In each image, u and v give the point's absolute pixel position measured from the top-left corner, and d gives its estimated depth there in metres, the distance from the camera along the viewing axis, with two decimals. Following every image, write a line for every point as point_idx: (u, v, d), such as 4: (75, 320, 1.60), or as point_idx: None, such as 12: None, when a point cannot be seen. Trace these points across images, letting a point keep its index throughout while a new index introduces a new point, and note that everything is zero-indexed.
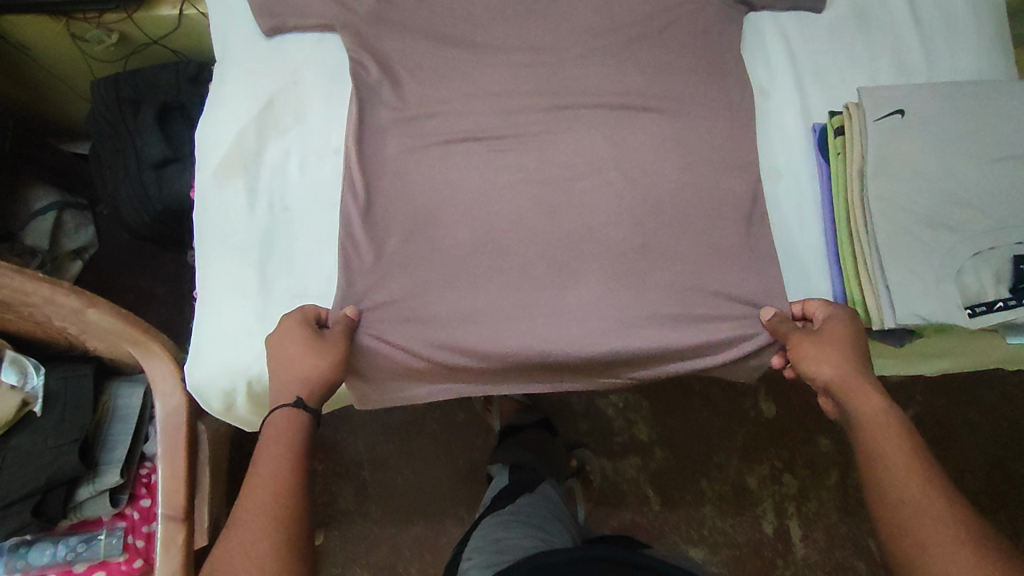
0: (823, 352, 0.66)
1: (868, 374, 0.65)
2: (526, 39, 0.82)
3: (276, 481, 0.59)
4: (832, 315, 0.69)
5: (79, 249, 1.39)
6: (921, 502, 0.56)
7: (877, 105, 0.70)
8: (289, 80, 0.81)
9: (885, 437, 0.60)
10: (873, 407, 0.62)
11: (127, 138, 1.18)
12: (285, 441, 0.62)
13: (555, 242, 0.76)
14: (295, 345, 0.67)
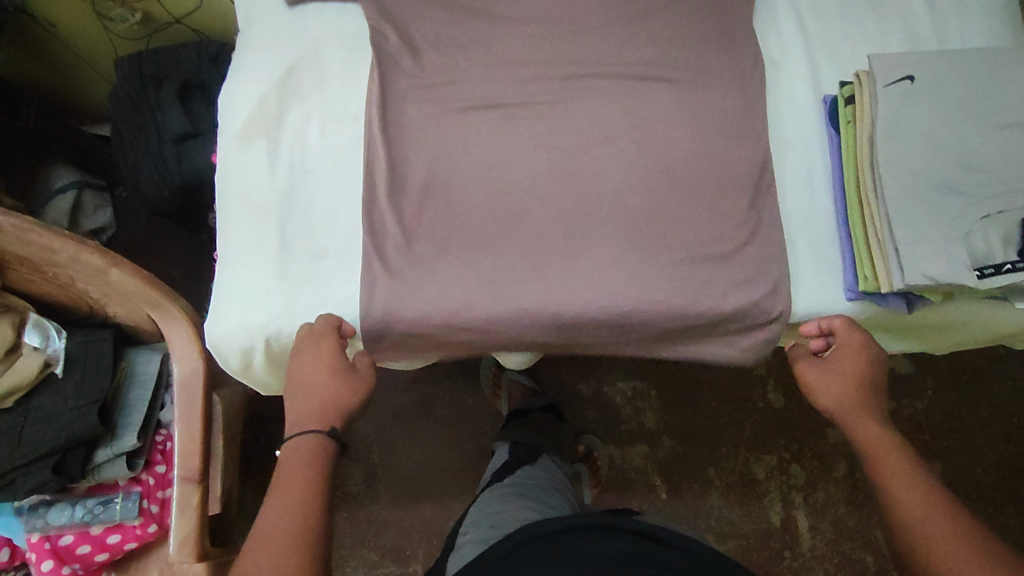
0: (830, 380, 0.68)
1: (872, 398, 0.68)
2: (542, 9, 0.83)
3: (295, 515, 0.58)
4: (849, 337, 0.70)
5: (98, 230, 1.42)
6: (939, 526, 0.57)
7: (888, 71, 0.70)
8: (311, 49, 0.83)
9: (891, 459, 0.62)
10: (875, 432, 0.65)
11: (149, 115, 1.21)
12: (301, 471, 0.62)
13: (569, 209, 0.77)
14: (325, 370, 0.68)
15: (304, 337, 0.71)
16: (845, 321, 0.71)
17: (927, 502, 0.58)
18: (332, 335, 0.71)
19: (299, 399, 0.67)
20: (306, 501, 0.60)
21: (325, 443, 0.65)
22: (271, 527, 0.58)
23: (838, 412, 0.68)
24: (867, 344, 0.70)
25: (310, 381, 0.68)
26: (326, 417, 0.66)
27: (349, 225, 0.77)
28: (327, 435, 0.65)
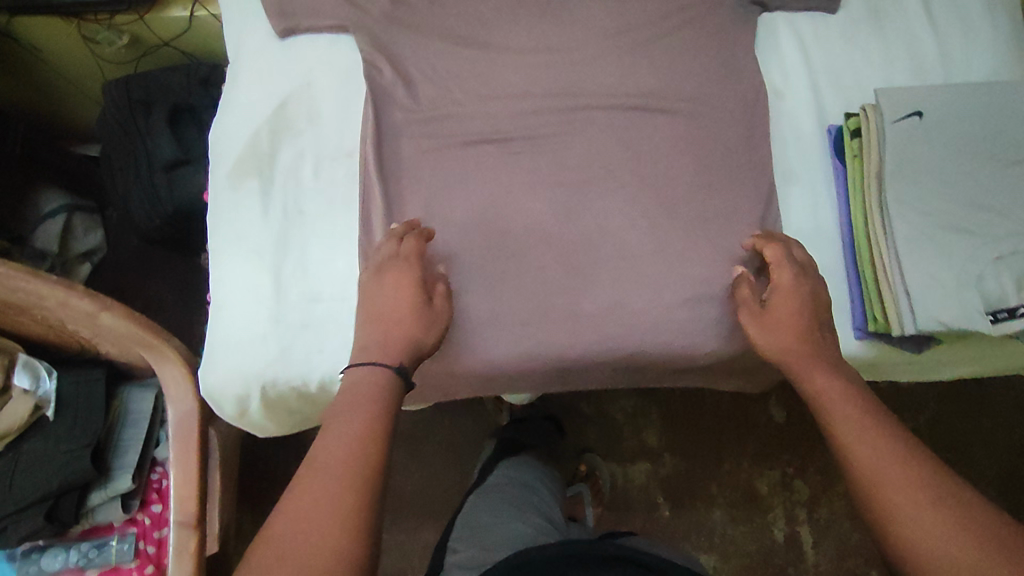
0: (767, 326, 0.67)
1: (817, 341, 0.65)
2: (540, 40, 0.81)
3: (349, 458, 0.52)
4: (784, 276, 0.68)
5: (88, 253, 1.40)
6: (899, 476, 0.52)
7: (895, 106, 0.69)
8: (303, 82, 0.81)
9: (844, 409, 0.58)
10: (825, 381, 0.61)
11: (138, 140, 1.18)
12: (369, 404, 0.56)
13: (570, 247, 0.75)
14: (404, 302, 0.65)
15: (381, 258, 0.69)
16: (776, 251, 0.70)
17: (890, 450, 0.54)
18: (410, 262, 0.68)
19: (365, 327, 0.65)
20: (360, 442, 0.53)
21: (394, 384, 0.60)
22: (324, 454, 0.52)
23: (785, 362, 0.65)
24: (800, 283, 0.68)
25: (375, 311, 0.65)
26: (394, 352, 0.62)
27: (346, 266, 0.76)
28: (394, 373, 0.60)
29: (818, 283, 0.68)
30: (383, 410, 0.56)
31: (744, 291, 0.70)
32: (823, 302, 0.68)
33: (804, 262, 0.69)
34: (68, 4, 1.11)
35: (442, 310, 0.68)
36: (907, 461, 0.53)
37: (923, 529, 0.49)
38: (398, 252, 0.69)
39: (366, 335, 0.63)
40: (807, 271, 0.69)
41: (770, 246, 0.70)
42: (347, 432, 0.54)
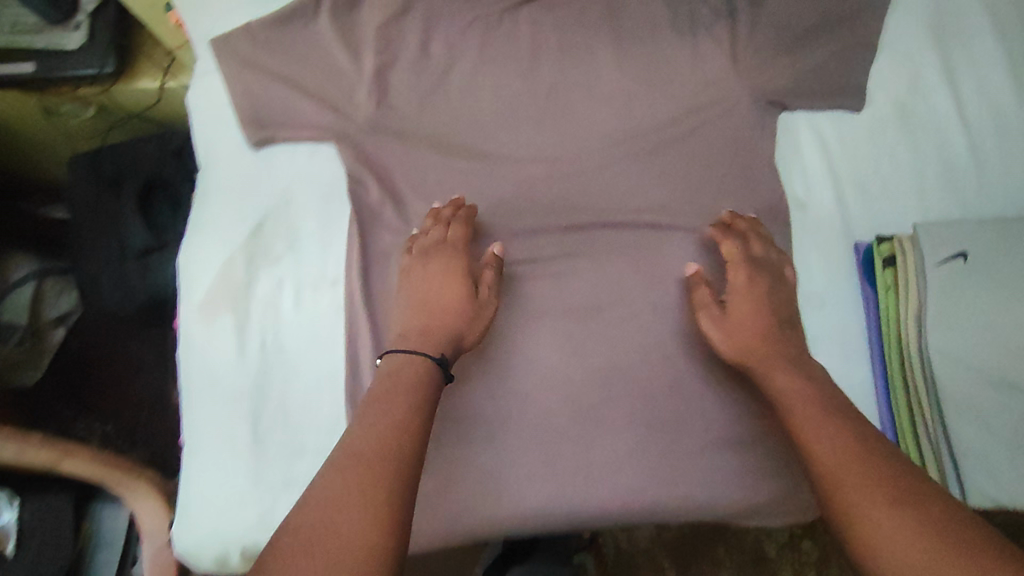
0: (732, 328, 0.63)
1: (774, 338, 0.62)
2: (541, 146, 0.75)
3: (388, 444, 0.49)
4: (738, 279, 0.65)
5: (65, 317, 1.23)
6: (856, 476, 0.47)
7: (937, 247, 0.64)
8: (280, 200, 0.74)
9: (806, 412, 0.54)
10: (787, 380, 0.58)
11: (109, 222, 1.09)
12: (405, 394, 0.54)
13: (579, 385, 0.69)
14: (454, 291, 0.64)
15: (424, 242, 0.68)
16: (732, 246, 0.68)
17: (848, 449, 0.49)
18: (456, 248, 0.67)
19: (408, 312, 0.64)
20: (401, 429, 0.51)
21: (437, 377, 0.58)
22: (361, 430, 0.50)
23: (749, 363, 0.61)
24: (757, 283, 0.65)
25: (420, 297, 0.64)
26: (437, 343, 0.60)
27: (331, 410, 0.69)
28: (435, 363, 0.58)
29: (774, 279, 0.66)
30: (419, 399, 0.54)
31: (702, 292, 0.66)
32: (784, 298, 0.65)
33: (759, 256, 0.67)
34: (29, 80, 1.02)
35: (489, 302, 0.66)
36: (868, 462, 0.48)
37: (882, 525, 0.43)
38: (444, 237, 0.68)
39: (405, 323, 0.64)
40: (764, 269, 0.66)
41: (727, 244, 0.68)
42: (387, 418, 0.52)
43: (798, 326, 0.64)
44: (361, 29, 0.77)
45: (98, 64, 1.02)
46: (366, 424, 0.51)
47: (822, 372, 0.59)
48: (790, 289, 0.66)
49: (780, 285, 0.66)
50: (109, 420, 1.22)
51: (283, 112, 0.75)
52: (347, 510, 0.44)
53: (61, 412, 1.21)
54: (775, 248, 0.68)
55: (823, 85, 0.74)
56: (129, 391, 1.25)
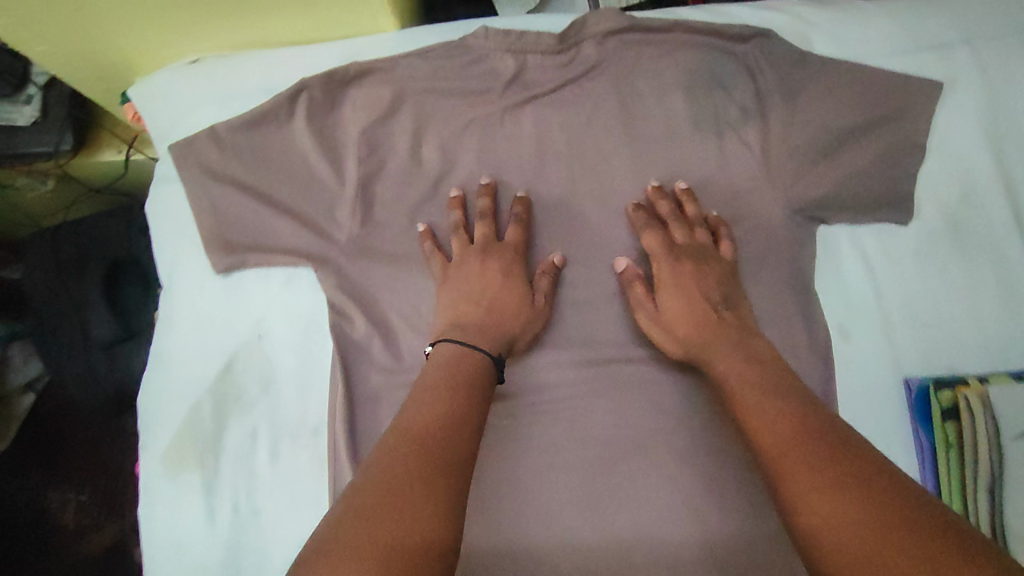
0: (673, 319, 0.60)
1: (711, 322, 0.59)
2: (548, 267, 0.67)
3: (444, 434, 0.48)
4: (665, 269, 0.62)
5: (32, 380, 1.08)
6: (800, 453, 0.45)
7: (1015, 414, 0.60)
8: (253, 334, 0.65)
9: (750, 395, 0.51)
10: (729, 366, 0.55)
11: (66, 306, 0.97)
12: (460, 381, 0.53)
13: (596, 550, 0.60)
14: (515, 296, 0.62)
15: (475, 241, 0.65)
16: (656, 237, 0.64)
17: (789, 424, 0.47)
18: (515, 253, 0.64)
19: (451, 304, 0.61)
20: (453, 420, 0.49)
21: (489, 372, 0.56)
22: (414, 418, 0.49)
23: (692, 351, 0.59)
24: (680, 269, 0.62)
25: (474, 292, 0.61)
26: (494, 343, 0.59)
27: None
28: (492, 360, 0.57)
29: (705, 261, 0.62)
30: (475, 386, 0.53)
31: (636, 290, 0.63)
32: (717, 276, 0.62)
33: (698, 243, 0.63)
34: None
35: (542, 310, 0.63)
36: (810, 432, 0.46)
37: (815, 496, 0.41)
38: (495, 236, 0.65)
39: (459, 316, 0.60)
40: (684, 255, 0.62)
41: (648, 235, 0.64)
42: (446, 404, 0.50)
43: (738, 301, 0.61)
44: (344, 132, 0.69)
45: (54, 142, 0.91)
46: (419, 411, 0.49)
47: (763, 347, 0.56)
48: (721, 268, 0.62)
49: (709, 266, 0.62)
50: (85, 489, 1.12)
51: (256, 230, 0.66)
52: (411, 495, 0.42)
53: (28, 482, 1.10)
54: (704, 231, 0.64)
55: (868, 194, 0.65)
56: (108, 457, 1.14)
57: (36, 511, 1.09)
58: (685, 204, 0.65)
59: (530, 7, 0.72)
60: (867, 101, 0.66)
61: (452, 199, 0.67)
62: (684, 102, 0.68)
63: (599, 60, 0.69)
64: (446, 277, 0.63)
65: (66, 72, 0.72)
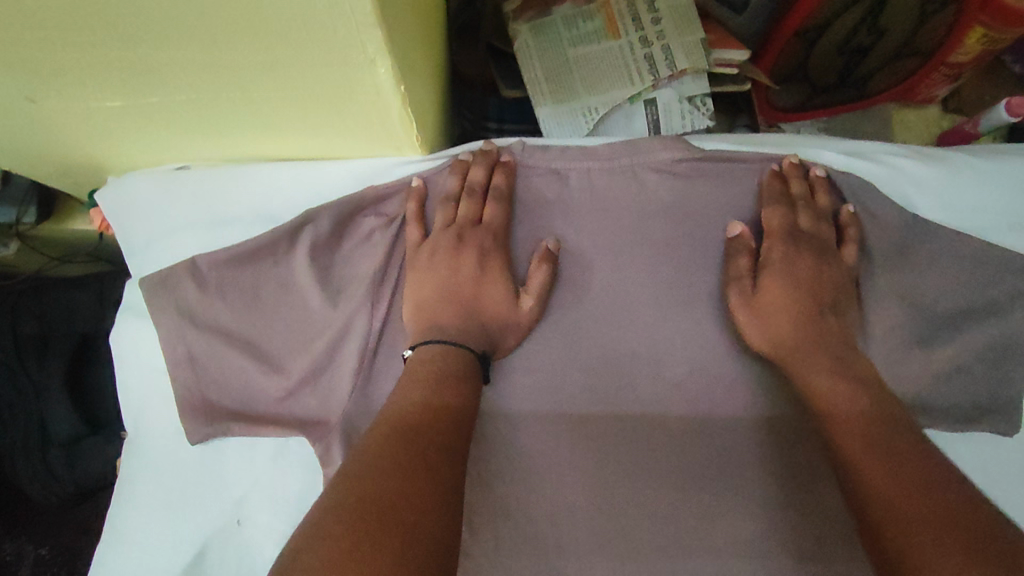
0: (771, 300, 0.52)
1: (818, 326, 0.52)
2: (587, 450, 0.55)
3: (431, 418, 0.45)
4: (772, 271, 0.53)
5: None
6: (892, 474, 0.41)
7: None
8: (231, 518, 0.54)
9: (872, 438, 0.45)
10: (841, 403, 0.48)
11: (24, 393, 0.86)
12: (441, 375, 0.48)
13: None
14: (502, 294, 0.53)
15: (455, 221, 0.54)
16: (749, 264, 0.53)
17: (855, 421, 0.47)
18: (495, 239, 0.54)
19: (430, 288, 0.53)
20: (435, 407, 0.46)
21: (465, 356, 0.51)
22: (394, 405, 0.46)
23: (780, 354, 0.52)
24: (796, 259, 0.53)
25: (449, 287, 0.53)
26: (475, 333, 0.52)
27: None
28: (473, 356, 0.51)
29: (805, 251, 0.53)
30: (451, 386, 0.48)
31: (741, 263, 0.53)
32: (831, 278, 0.53)
33: (823, 230, 0.54)
34: None
35: (530, 310, 0.53)
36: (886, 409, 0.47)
37: (893, 498, 0.40)
38: (477, 216, 0.54)
39: (434, 317, 0.53)
40: (810, 244, 0.53)
41: (739, 227, 0.54)
42: (419, 406, 0.46)
43: (846, 311, 0.53)
44: (352, 269, 0.55)
45: (15, 215, 0.78)
46: (404, 399, 0.46)
47: (834, 340, 0.52)
48: (836, 269, 0.54)
49: (830, 261, 0.54)
50: (45, 542, 1.07)
51: (241, 388, 0.54)
52: (401, 477, 0.40)
53: None
54: (819, 212, 0.55)
55: (967, 399, 0.54)
56: (64, 515, 1.08)
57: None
58: (765, 213, 0.54)
59: (583, 132, 0.62)
60: (978, 281, 0.54)
61: (456, 161, 0.55)
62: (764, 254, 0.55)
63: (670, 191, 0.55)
64: (420, 270, 0.54)
65: (26, 170, 0.61)
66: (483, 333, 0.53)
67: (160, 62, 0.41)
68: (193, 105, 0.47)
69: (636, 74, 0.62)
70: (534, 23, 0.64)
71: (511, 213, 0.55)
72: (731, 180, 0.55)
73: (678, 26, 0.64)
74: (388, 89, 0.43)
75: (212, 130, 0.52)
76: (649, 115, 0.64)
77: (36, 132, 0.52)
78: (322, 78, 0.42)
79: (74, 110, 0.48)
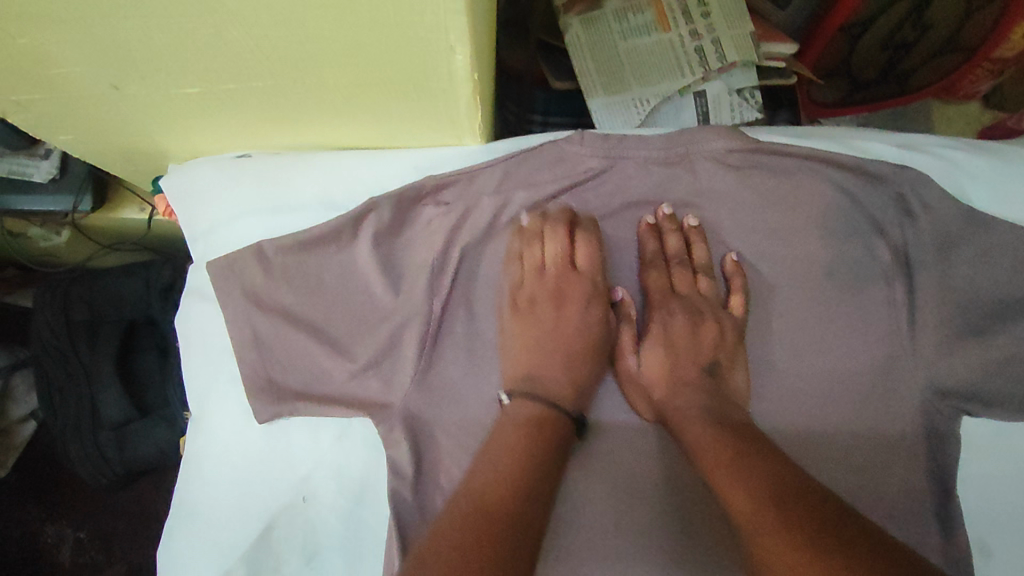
0: (665, 334, 0.56)
1: (697, 388, 0.52)
2: (641, 435, 0.55)
3: (524, 460, 0.48)
4: (657, 321, 0.56)
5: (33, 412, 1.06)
6: (725, 459, 0.46)
7: None
8: (297, 495, 0.55)
9: (725, 451, 0.47)
10: (699, 432, 0.49)
11: (79, 377, 0.89)
12: (538, 415, 0.52)
13: None
14: (593, 326, 0.56)
15: (546, 264, 0.57)
16: (656, 279, 0.56)
17: (708, 434, 0.48)
18: (592, 283, 0.57)
19: (527, 333, 0.57)
20: (532, 451, 0.49)
21: (563, 404, 0.53)
22: (497, 439, 0.50)
23: (666, 413, 0.52)
24: (672, 320, 0.55)
25: (547, 332, 0.56)
26: (571, 373, 0.55)
27: None
28: (568, 400, 0.54)
29: (677, 311, 0.56)
30: (545, 429, 0.51)
31: (652, 281, 0.56)
32: (713, 340, 0.54)
33: (701, 293, 0.56)
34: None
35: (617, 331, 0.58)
36: (752, 466, 0.45)
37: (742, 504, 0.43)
38: (570, 258, 0.57)
39: (531, 359, 0.56)
40: (678, 306, 0.56)
41: (649, 239, 0.56)
42: (505, 447, 0.48)
43: (730, 366, 0.54)
44: (412, 253, 0.57)
45: (71, 202, 0.80)
46: (502, 435, 0.50)
47: (713, 392, 0.52)
48: (720, 328, 0.54)
49: (706, 324, 0.54)
50: (84, 526, 1.10)
51: (304, 368, 0.56)
52: (500, 523, 0.42)
53: (26, 516, 1.09)
54: (710, 280, 0.57)
55: None
56: (103, 500, 1.11)
57: (35, 544, 1.09)
58: (818, 200, 0.56)
59: (635, 123, 0.63)
60: None
61: (514, 152, 0.56)
62: (818, 244, 0.56)
63: (725, 180, 0.56)
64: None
65: (95, 157, 0.63)
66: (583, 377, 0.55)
67: (246, 48, 0.42)
68: (268, 92, 0.48)
69: (687, 67, 0.63)
70: (585, 16, 0.65)
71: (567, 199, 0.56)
72: (786, 171, 0.56)
73: (727, 19, 0.65)
74: (461, 77, 0.45)
75: (280, 117, 0.53)
76: (699, 106, 0.65)
77: (113, 119, 0.54)
78: (399, 64, 0.43)
79: (154, 96, 0.50)
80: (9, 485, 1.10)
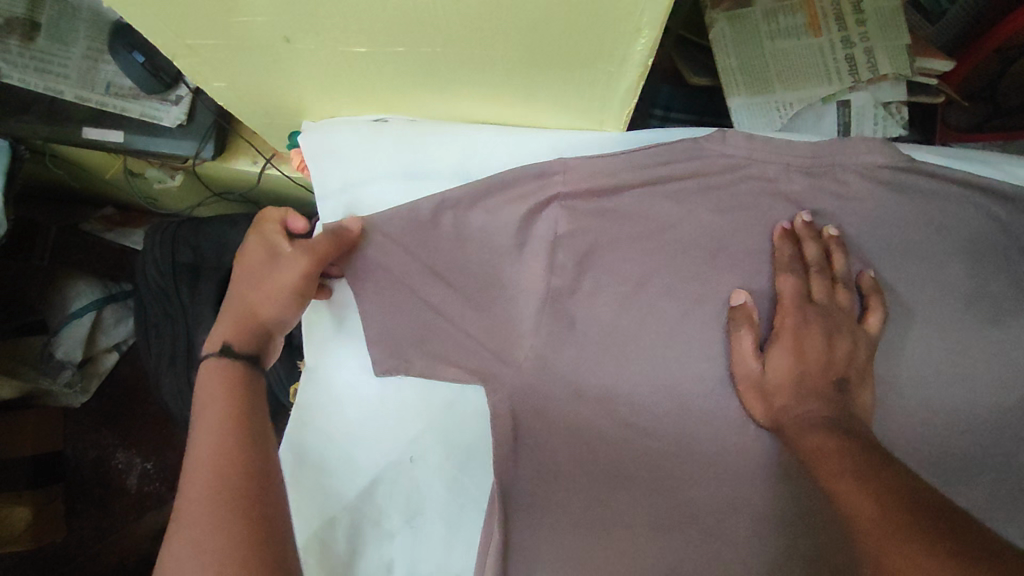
0: (795, 343, 0.51)
1: (825, 401, 0.48)
2: (750, 445, 0.54)
3: (215, 439, 0.45)
4: (788, 328, 0.52)
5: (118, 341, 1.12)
6: (844, 467, 0.42)
7: None
8: (404, 454, 0.60)
9: (849, 461, 0.42)
10: (821, 441, 0.45)
11: (180, 318, 0.93)
12: (224, 392, 0.49)
13: None
14: (255, 263, 0.55)
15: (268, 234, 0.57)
16: (794, 285, 0.52)
17: (832, 443, 0.44)
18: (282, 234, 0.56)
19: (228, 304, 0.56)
20: (228, 427, 0.46)
21: (231, 367, 0.51)
22: (199, 422, 0.47)
23: (783, 422, 0.49)
24: (807, 331, 0.51)
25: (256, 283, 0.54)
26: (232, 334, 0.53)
27: None
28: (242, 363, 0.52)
29: (814, 322, 0.51)
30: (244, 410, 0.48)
31: (785, 287, 0.53)
32: (846, 354, 0.51)
33: (839, 306, 0.52)
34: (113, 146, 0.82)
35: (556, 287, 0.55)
36: (879, 481, 0.39)
37: (867, 511, 0.37)
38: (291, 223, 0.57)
39: (226, 325, 0.54)
40: (815, 317, 0.51)
41: (785, 245, 0.53)
42: (204, 432, 0.46)
43: (858, 382, 0.51)
44: None
45: (195, 148, 0.80)
46: (201, 416, 0.47)
47: (841, 407, 0.48)
48: (854, 343, 0.51)
49: (841, 336, 0.51)
50: (151, 458, 1.16)
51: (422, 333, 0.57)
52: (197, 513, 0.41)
53: (100, 440, 1.15)
54: (849, 292, 0.53)
55: None
56: (170, 436, 1.16)
57: (104, 468, 1.15)
58: (968, 224, 0.54)
59: (775, 127, 0.61)
60: None
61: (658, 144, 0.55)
62: (962, 271, 0.53)
63: (872, 195, 0.54)
64: (613, 243, 0.55)
65: (236, 106, 0.65)
66: (241, 329, 0.54)
67: (432, 15, 0.43)
68: (432, 59, 0.49)
69: (835, 74, 0.61)
70: (732, 14, 0.64)
71: (706, 196, 0.54)
72: (937, 191, 0.54)
73: (882, 29, 0.62)
74: (636, 60, 0.44)
75: (429, 84, 0.54)
76: (842, 116, 0.63)
77: (272, 70, 0.55)
78: (575, 40, 0.43)
79: (318, 53, 0.51)
80: (86, 410, 1.16)
